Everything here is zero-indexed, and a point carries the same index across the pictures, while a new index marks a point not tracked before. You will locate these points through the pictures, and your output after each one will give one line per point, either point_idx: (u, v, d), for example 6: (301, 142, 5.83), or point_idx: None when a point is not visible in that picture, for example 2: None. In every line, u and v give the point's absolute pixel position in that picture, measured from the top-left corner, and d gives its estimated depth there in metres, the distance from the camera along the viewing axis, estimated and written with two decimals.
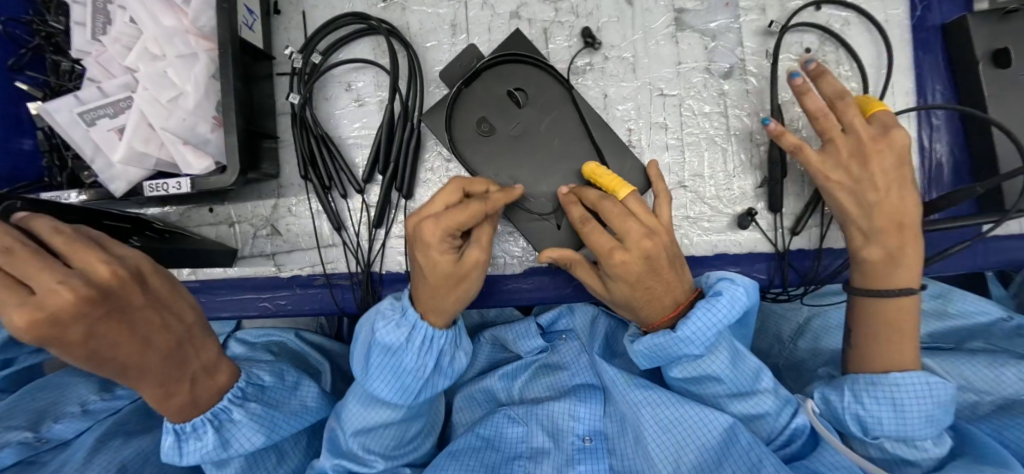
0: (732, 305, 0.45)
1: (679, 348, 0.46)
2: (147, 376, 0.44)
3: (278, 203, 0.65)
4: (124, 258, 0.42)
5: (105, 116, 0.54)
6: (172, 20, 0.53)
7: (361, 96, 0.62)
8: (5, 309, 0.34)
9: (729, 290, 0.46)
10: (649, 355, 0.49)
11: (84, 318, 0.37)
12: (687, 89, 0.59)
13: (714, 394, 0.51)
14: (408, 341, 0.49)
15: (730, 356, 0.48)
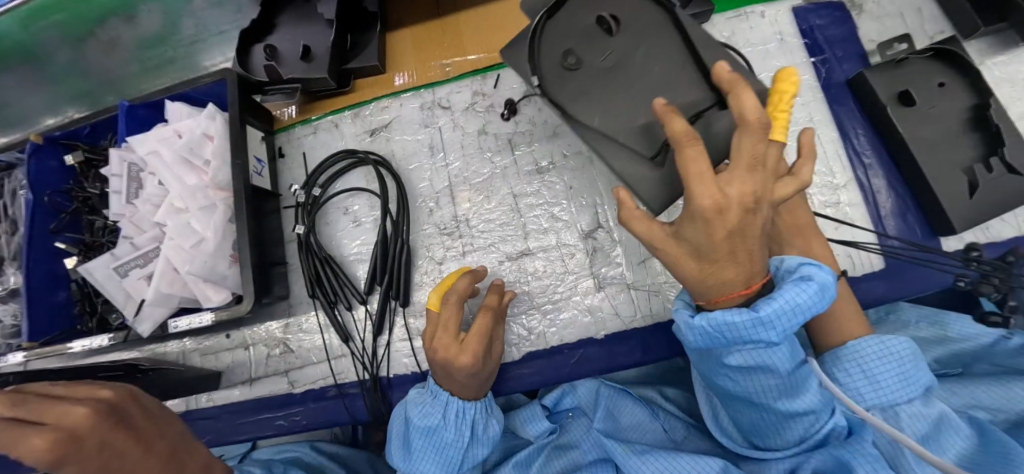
0: (823, 294, 0.34)
1: (752, 332, 0.35)
2: None
3: (289, 322, 0.71)
4: (98, 392, 0.41)
5: (137, 266, 0.62)
6: (194, 179, 0.63)
7: (357, 217, 0.71)
8: (14, 448, 0.32)
9: (818, 276, 0.35)
10: (710, 334, 0.36)
11: (77, 453, 0.35)
12: None
13: (765, 387, 0.41)
14: (443, 419, 0.53)
15: (789, 351, 0.39)
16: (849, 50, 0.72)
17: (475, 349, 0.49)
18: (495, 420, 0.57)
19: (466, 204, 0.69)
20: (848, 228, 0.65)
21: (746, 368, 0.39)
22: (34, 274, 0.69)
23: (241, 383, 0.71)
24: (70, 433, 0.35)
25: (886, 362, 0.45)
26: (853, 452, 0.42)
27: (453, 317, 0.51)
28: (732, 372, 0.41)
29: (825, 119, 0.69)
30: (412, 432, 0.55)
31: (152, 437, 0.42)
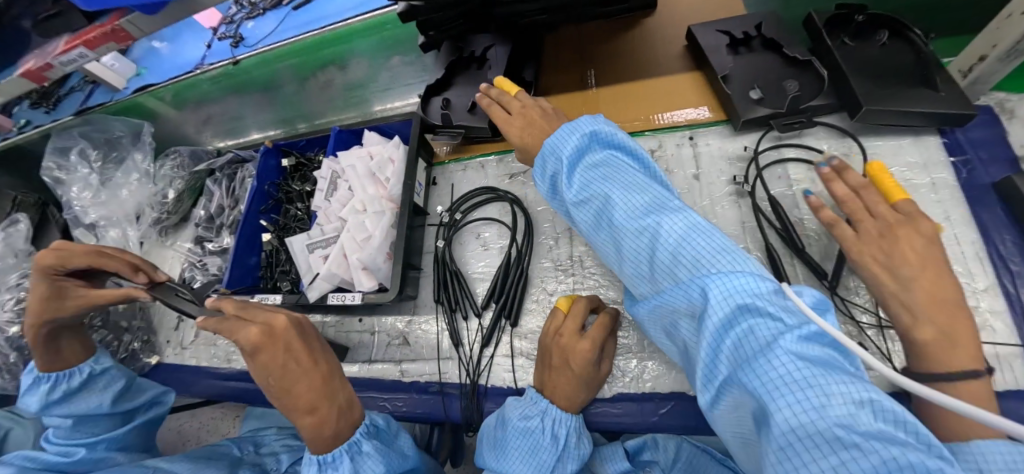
0: (578, 131, 0.60)
1: (557, 147, 0.60)
2: (310, 395, 0.55)
3: (412, 320, 0.83)
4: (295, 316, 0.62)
5: (320, 247, 0.79)
6: (374, 190, 0.81)
7: (486, 242, 0.83)
8: (239, 330, 0.55)
9: (579, 127, 0.60)
10: (557, 145, 0.60)
11: (268, 343, 0.55)
12: (753, 241, 0.71)
13: (632, 209, 0.52)
14: (540, 425, 0.59)
15: (659, 191, 0.53)
16: (998, 157, 0.70)
17: (594, 338, 0.60)
18: (584, 439, 0.61)
19: (582, 247, 0.77)
20: (988, 337, 0.61)
21: (609, 199, 0.56)
22: (242, 240, 0.91)
23: (362, 362, 0.83)
24: (265, 329, 0.56)
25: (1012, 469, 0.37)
26: (785, 350, 0.37)
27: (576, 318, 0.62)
28: (606, 215, 0.57)
29: (965, 221, 0.67)
30: (509, 430, 0.60)
31: (316, 354, 0.59)
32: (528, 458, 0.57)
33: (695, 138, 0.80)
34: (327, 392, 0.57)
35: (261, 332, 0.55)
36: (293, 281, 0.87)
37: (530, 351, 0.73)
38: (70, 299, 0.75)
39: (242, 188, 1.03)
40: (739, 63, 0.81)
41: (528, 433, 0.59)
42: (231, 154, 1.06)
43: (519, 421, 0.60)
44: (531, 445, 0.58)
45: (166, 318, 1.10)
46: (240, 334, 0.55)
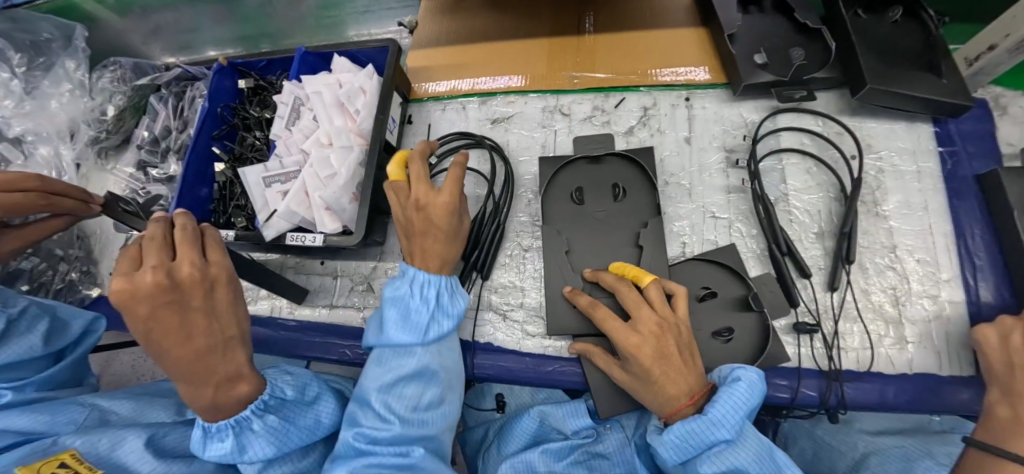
0: (750, 394, 0.48)
1: (708, 433, 0.47)
2: (186, 368, 0.47)
3: (378, 266, 0.78)
4: (209, 268, 0.50)
5: (278, 181, 0.72)
6: (342, 122, 0.73)
7: (462, 190, 0.78)
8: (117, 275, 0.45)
9: (746, 376, 0.50)
10: (679, 446, 0.48)
11: (133, 303, 0.44)
12: (736, 213, 0.69)
13: (730, 468, 0.47)
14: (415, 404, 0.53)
15: (755, 449, 0.48)
16: (984, 148, 0.70)
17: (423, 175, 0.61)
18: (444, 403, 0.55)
19: None
20: (943, 324, 0.62)
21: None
22: (191, 167, 0.82)
23: (322, 306, 0.79)
24: (133, 289, 0.44)
25: None
26: None
27: (657, 314, 0.53)
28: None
29: (942, 210, 0.68)
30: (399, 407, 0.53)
31: (199, 322, 0.47)
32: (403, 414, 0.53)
33: (691, 100, 0.76)
34: (200, 364, 0.47)
35: (123, 292, 0.44)
36: (248, 216, 0.80)
37: (500, 306, 0.71)
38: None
39: (192, 109, 0.92)
40: (746, 23, 0.76)
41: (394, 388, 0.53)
42: (179, 68, 0.94)
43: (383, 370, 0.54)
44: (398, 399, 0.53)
45: (109, 248, 1.00)
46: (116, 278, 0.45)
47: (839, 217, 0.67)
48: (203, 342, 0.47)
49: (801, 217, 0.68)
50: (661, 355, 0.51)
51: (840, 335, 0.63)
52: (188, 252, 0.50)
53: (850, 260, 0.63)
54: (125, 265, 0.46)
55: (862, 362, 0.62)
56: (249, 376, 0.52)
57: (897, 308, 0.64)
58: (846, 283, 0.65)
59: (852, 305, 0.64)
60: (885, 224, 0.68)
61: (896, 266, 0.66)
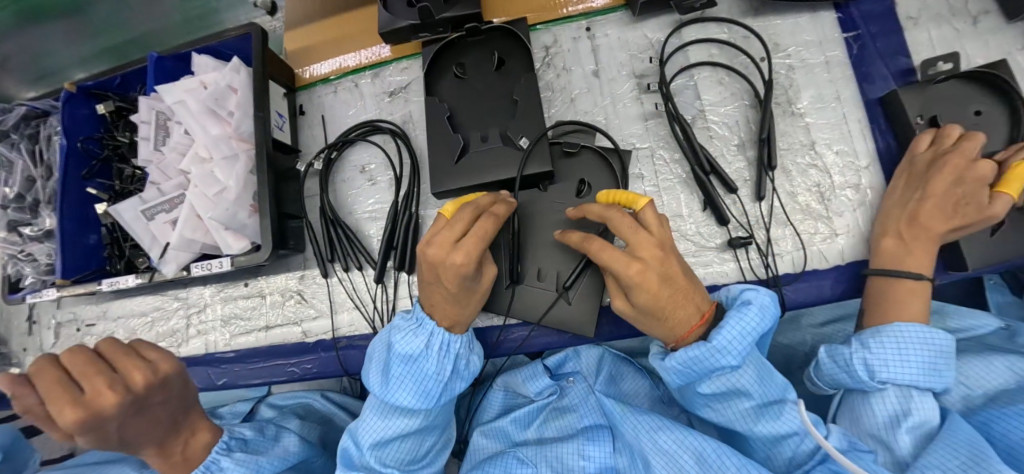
0: (762, 314, 0.50)
1: (714, 359, 0.48)
2: (152, 435, 0.55)
3: (304, 274, 0.72)
4: (160, 362, 0.54)
5: (163, 211, 0.66)
6: (218, 129, 0.65)
7: (374, 176, 0.72)
8: (59, 406, 0.48)
9: (757, 299, 0.51)
10: (684, 370, 0.50)
11: (97, 429, 0.49)
12: (656, 140, 0.66)
13: (739, 413, 0.51)
14: (424, 350, 0.53)
15: (756, 373, 0.50)
16: (885, 27, 0.69)
17: None
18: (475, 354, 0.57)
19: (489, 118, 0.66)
20: (867, 212, 0.63)
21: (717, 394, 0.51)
22: (66, 216, 0.73)
23: (258, 330, 0.74)
24: (96, 412, 0.48)
25: (906, 351, 0.48)
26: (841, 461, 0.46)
27: (654, 235, 0.49)
28: (709, 400, 0.52)
29: (853, 97, 0.67)
30: (392, 358, 0.55)
31: (163, 413, 0.55)
32: (396, 397, 0.54)
33: (592, 29, 0.71)
34: (166, 428, 0.56)
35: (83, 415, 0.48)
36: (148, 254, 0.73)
37: None
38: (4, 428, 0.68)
39: (54, 151, 0.80)
40: None
41: (405, 365, 0.54)
42: (22, 106, 0.81)
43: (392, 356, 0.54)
44: (398, 386, 0.54)
45: (13, 322, 0.87)
46: (57, 411, 0.48)
47: (756, 123, 0.66)
48: (169, 419, 0.56)
49: (720, 131, 0.66)
50: (665, 276, 0.48)
51: (773, 241, 0.64)
52: (128, 359, 0.52)
53: (772, 166, 0.62)
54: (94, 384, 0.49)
55: (797, 263, 0.63)
56: (208, 425, 0.62)
57: (823, 204, 0.64)
58: (772, 190, 0.65)
59: (781, 208, 0.64)
60: (801, 122, 0.67)
61: (817, 163, 0.66)
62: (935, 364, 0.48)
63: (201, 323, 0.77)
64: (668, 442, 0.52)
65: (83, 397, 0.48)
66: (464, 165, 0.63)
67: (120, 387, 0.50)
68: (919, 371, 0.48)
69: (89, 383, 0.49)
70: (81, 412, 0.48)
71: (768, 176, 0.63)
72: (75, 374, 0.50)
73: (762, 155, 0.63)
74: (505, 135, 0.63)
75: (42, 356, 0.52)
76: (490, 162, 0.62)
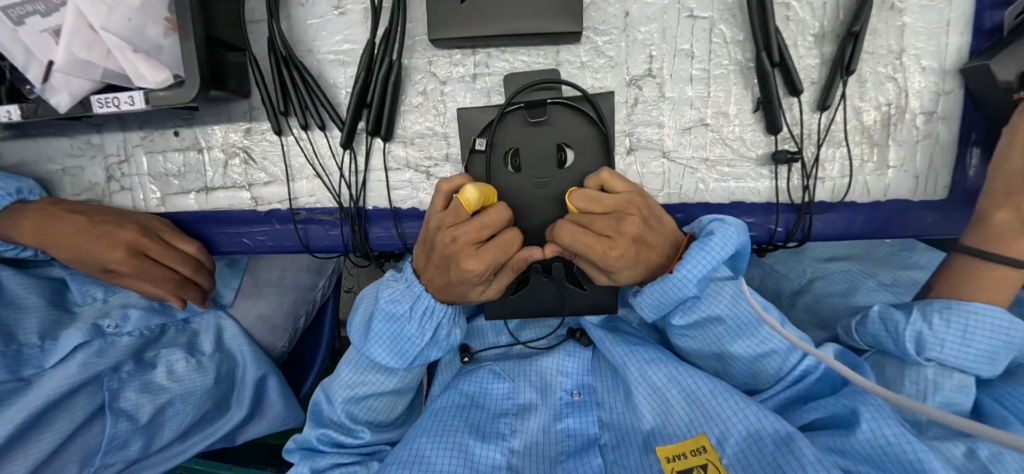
0: (727, 244, 0.45)
1: (677, 292, 0.46)
2: (159, 273, 0.58)
3: (251, 128, 0.58)
4: (183, 246, 0.59)
5: (35, 14, 0.47)
6: None
7: (342, 3, 0.53)
8: (117, 232, 0.55)
9: (723, 227, 0.46)
10: (657, 305, 0.48)
11: (133, 259, 0.56)
12: (720, 10, 0.51)
13: (717, 342, 0.49)
14: (411, 311, 0.49)
15: (734, 294, 0.48)
16: None
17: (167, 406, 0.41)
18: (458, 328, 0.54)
19: None
20: (931, 142, 0.54)
21: (694, 325, 0.50)
22: None
23: (197, 190, 0.60)
24: (138, 250, 0.55)
25: (994, 334, 0.44)
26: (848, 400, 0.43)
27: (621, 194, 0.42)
28: (683, 330, 0.51)
29: None
30: (376, 313, 0.51)
31: (183, 265, 0.59)
32: (394, 343, 0.50)
33: None
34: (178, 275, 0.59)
35: (130, 255, 0.55)
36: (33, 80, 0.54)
37: (421, 164, 0.55)
38: (18, 220, 0.57)
39: None
40: None
41: (398, 319, 0.50)
42: None
43: (386, 304, 0.50)
44: (397, 331, 0.50)
45: None
46: (111, 241, 0.55)
47: (847, 11, 0.51)
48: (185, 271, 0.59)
49: (800, 12, 0.52)
50: (640, 239, 0.43)
51: (820, 162, 0.54)
52: (183, 246, 0.59)
53: (851, 69, 0.50)
54: (155, 247, 0.56)
55: (837, 192, 0.55)
56: (208, 290, 0.64)
57: (888, 127, 0.54)
58: (839, 100, 0.53)
59: (840, 125, 0.54)
60: (898, 20, 0.53)
61: (898, 75, 0.54)
62: (998, 354, 0.44)
63: (121, 175, 0.62)
64: (660, 376, 0.50)
65: (153, 246, 0.56)
66: None
67: (123, 246, 0.55)
68: (980, 355, 0.44)
69: (172, 239, 0.58)
70: (127, 248, 0.55)
71: (843, 82, 0.51)
72: (167, 235, 0.58)
73: (844, 51, 0.50)
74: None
75: (143, 214, 0.60)
76: (506, 10, 0.48)
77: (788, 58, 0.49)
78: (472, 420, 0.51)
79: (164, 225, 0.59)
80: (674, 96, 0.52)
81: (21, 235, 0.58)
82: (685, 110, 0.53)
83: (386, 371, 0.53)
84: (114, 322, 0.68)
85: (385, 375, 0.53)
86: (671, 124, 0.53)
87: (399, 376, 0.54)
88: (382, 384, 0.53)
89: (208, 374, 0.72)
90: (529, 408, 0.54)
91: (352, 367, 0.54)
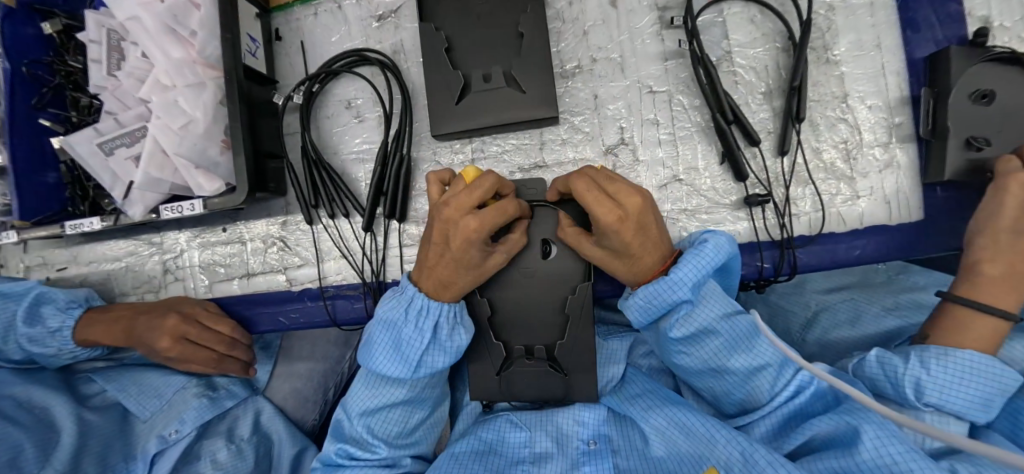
0: (718, 250, 0.48)
1: (668, 293, 0.48)
2: (203, 353, 0.66)
3: (286, 220, 0.67)
4: (219, 327, 0.65)
5: (123, 145, 0.59)
6: (180, 52, 0.57)
7: (361, 113, 0.65)
8: (165, 321, 0.63)
9: (713, 239, 0.49)
10: (647, 308, 0.50)
11: (182, 344, 0.64)
12: (676, 83, 0.60)
13: (711, 355, 0.50)
14: (403, 316, 0.52)
15: (720, 306, 0.50)
16: None
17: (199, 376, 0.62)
18: (462, 331, 0.53)
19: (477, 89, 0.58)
20: (893, 172, 0.59)
21: (687, 338, 0.50)
22: (18, 148, 0.63)
23: (239, 277, 0.69)
24: (182, 336, 0.63)
25: (981, 381, 0.45)
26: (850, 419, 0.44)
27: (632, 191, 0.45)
28: (681, 345, 0.51)
29: (894, 49, 0.60)
30: (375, 326, 0.54)
31: (221, 343, 0.66)
32: (395, 351, 0.53)
33: None
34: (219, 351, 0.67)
35: (176, 341, 0.63)
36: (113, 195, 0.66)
37: None
38: (93, 322, 0.66)
39: None
40: None
41: (394, 325, 0.53)
42: None
43: (384, 312, 0.53)
44: (396, 338, 0.53)
45: None
46: (160, 330, 0.62)
47: (787, 71, 0.59)
48: (225, 347, 0.67)
49: (746, 76, 0.60)
50: (639, 229, 0.45)
51: (791, 200, 0.59)
52: (219, 327, 0.65)
53: (800, 118, 0.56)
54: (194, 332, 0.63)
55: (813, 225, 0.60)
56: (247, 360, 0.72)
57: (848, 163, 0.60)
58: (797, 145, 0.60)
59: (803, 165, 0.60)
60: (836, 72, 0.61)
61: (847, 117, 0.60)
62: (991, 399, 0.46)
63: (176, 268, 0.71)
64: (668, 420, 0.52)
65: (194, 332, 0.63)
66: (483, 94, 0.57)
67: (170, 334, 0.62)
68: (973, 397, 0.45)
69: (207, 321, 0.65)
70: (174, 336, 0.63)
71: (797, 130, 0.58)
72: (206, 318, 0.65)
73: (791, 104, 0.57)
74: (512, 74, 0.57)
75: (189, 298, 0.67)
76: (493, 106, 0.57)
77: (742, 116, 0.56)
78: (495, 470, 0.53)
79: (205, 309, 0.66)
80: (647, 158, 0.60)
81: (89, 335, 0.66)
82: (659, 168, 0.60)
83: (398, 383, 0.55)
84: (174, 428, 0.71)
85: (396, 388, 0.55)
86: (648, 182, 0.60)
87: (407, 388, 0.55)
88: (393, 395, 0.55)
89: (247, 460, 0.74)
90: (546, 456, 0.56)
91: (363, 382, 0.57)
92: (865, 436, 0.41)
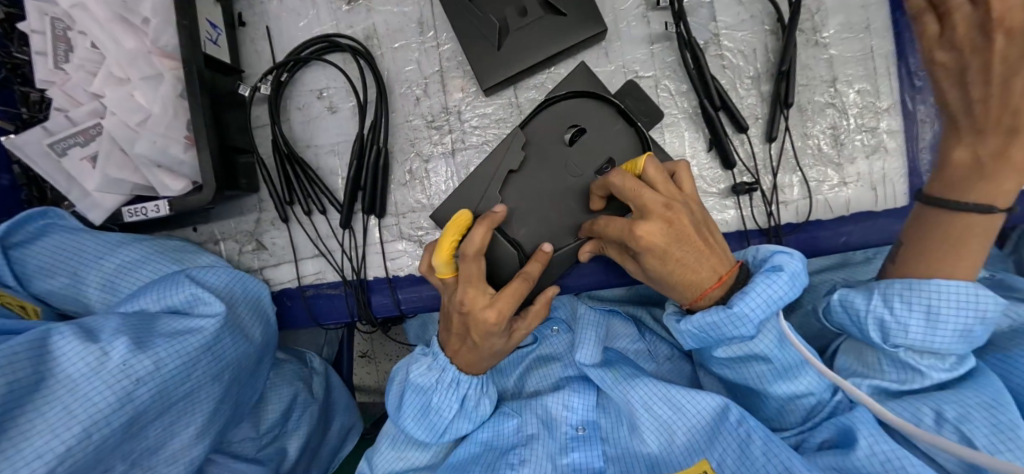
0: (792, 285, 0.43)
1: (733, 328, 0.43)
2: None
3: (260, 218, 0.64)
4: None
5: (76, 145, 0.55)
6: (133, 41, 0.53)
7: (333, 103, 0.62)
8: None
9: (788, 264, 0.43)
10: (699, 334, 0.46)
11: None
12: (662, 68, 0.58)
13: (756, 376, 0.48)
14: (436, 383, 0.52)
15: (778, 334, 0.45)
16: None
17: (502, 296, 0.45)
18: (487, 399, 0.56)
19: (459, 94, 0.60)
20: (881, 156, 0.58)
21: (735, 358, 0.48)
22: None
23: None
24: None
25: (961, 309, 0.39)
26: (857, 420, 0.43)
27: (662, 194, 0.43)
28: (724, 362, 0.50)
29: (883, 30, 0.59)
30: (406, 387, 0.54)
31: None
32: (423, 416, 0.53)
33: None
34: None
35: None
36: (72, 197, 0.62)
37: (413, 233, 0.60)
38: None
39: None
40: None
41: (425, 390, 0.53)
42: None
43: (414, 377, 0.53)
44: (424, 403, 0.53)
45: None
46: None
47: (776, 54, 0.58)
48: None
49: (734, 60, 0.58)
50: (678, 237, 0.42)
51: (778, 188, 0.58)
52: None
53: (788, 103, 0.55)
54: None
55: (801, 212, 0.59)
56: None
57: (835, 148, 0.59)
58: (784, 131, 0.58)
59: (789, 151, 0.59)
60: (825, 55, 0.59)
61: (835, 101, 0.59)
62: (972, 328, 0.40)
63: None
64: (660, 408, 0.52)
65: None
66: (519, 30, 0.56)
67: None
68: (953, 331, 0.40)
69: None
70: None
71: (785, 115, 0.57)
72: None
73: (780, 89, 0.55)
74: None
75: None
76: (531, 41, 0.56)
77: (730, 101, 0.54)
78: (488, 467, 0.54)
79: None
80: None
81: None
82: None
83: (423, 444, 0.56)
84: None
85: (421, 449, 0.56)
86: None
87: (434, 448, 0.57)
88: (418, 458, 0.56)
89: None
90: (534, 438, 0.56)
91: (391, 443, 0.56)
92: (862, 434, 0.40)
